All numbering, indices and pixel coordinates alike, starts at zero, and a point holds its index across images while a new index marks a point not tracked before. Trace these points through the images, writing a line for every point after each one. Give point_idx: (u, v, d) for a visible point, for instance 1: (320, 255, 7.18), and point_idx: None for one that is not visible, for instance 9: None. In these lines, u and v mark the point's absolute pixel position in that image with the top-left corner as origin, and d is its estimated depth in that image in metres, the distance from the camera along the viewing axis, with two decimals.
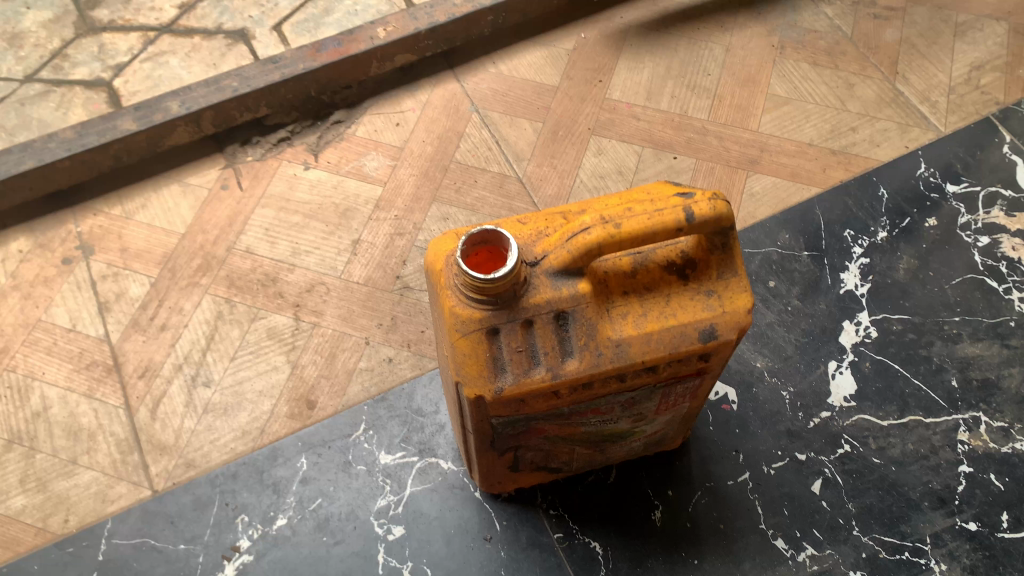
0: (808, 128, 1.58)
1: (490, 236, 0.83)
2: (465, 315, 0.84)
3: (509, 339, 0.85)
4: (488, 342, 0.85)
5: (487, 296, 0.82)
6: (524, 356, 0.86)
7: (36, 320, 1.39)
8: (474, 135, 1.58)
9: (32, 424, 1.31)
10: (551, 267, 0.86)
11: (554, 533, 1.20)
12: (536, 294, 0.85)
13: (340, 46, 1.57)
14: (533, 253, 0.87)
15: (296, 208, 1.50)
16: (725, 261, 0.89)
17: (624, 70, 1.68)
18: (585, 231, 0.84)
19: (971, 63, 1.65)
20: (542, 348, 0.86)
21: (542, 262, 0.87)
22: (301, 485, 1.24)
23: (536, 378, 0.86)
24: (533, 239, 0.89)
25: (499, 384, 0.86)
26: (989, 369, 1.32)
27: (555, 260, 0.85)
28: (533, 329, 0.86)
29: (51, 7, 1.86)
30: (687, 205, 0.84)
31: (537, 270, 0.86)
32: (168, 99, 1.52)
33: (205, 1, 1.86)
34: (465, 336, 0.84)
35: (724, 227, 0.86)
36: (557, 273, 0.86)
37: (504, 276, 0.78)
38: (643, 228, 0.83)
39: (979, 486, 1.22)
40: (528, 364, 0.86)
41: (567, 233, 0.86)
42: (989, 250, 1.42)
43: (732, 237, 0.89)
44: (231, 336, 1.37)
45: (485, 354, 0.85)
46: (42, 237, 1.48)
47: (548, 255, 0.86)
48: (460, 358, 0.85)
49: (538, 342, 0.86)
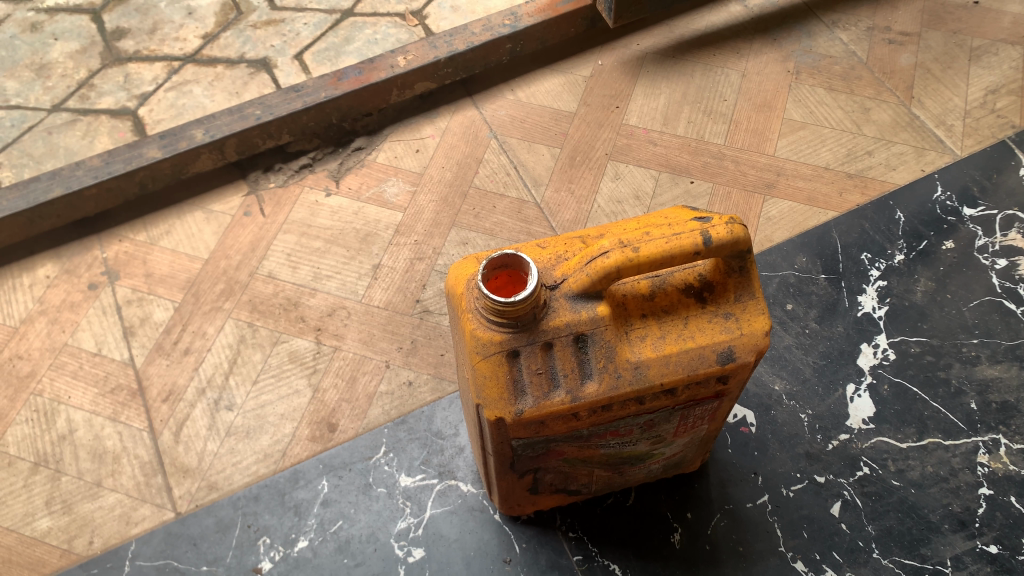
0: (824, 152, 1.59)
1: (511, 260, 0.84)
2: (485, 338, 0.85)
3: (529, 361, 0.86)
4: (509, 365, 0.86)
5: (508, 319, 0.83)
6: (544, 378, 0.87)
7: (62, 345, 1.41)
8: (492, 161, 1.60)
9: (58, 447, 1.32)
10: (570, 291, 0.87)
11: (574, 555, 1.20)
12: (556, 316, 0.87)
13: (360, 75, 1.60)
14: (553, 277, 0.89)
15: (317, 234, 1.52)
16: (743, 284, 0.90)
17: (641, 96, 1.70)
18: (603, 254, 0.85)
19: (986, 87, 1.66)
20: (562, 370, 0.87)
21: (561, 286, 0.88)
22: (322, 507, 1.25)
23: (556, 401, 0.87)
24: (553, 263, 0.90)
25: (519, 406, 0.87)
26: (1008, 392, 1.31)
27: (574, 284, 0.87)
28: (553, 351, 0.87)
29: (78, 38, 1.91)
30: (704, 229, 0.85)
31: (556, 293, 0.88)
32: (193, 127, 1.55)
33: (228, 32, 1.90)
34: (486, 359, 0.85)
35: (741, 251, 0.87)
36: (576, 296, 0.87)
37: (524, 299, 0.80)
38: (661, 252, 0.84)
39: (1000, 508, 1.22)
40: (548, 387, 0.87)
41: (586, 256, 0.87)
42: (1007, 273, 1.42)
43: (749, 260, 0.90)
44: (254, 360, 1.38)
45: (505, 376, 0.86)
46: (68, 263, 1.51)
47: (566, 278, 0.88)
48: (481, 380, 0.86)
49: (558, 364, 0.87)
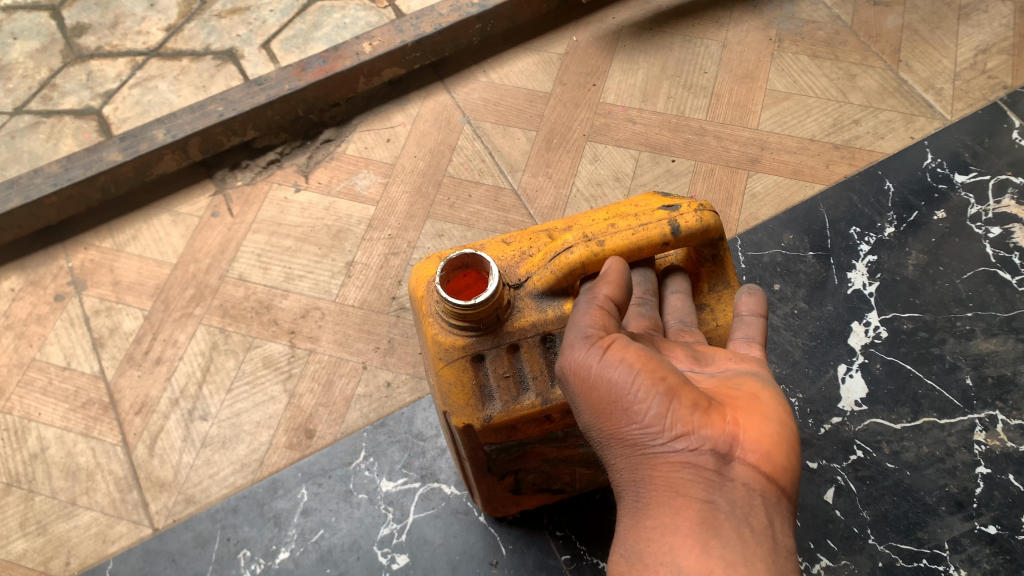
0: (809, 123, 1.54)
1: (471, 260, 0.79)
2: (447, 343, 0.80)
3: (495, 365, 0.81)
4: (474, 370, 0.81)
5: (470, 323, 0.78)
6: (512, 382, 0.81)
7: (30, 359, 1.38)
8: (466, 147, 1.55)
9: (30, 466, 1.29)
10: (534, 289, 0.83)
11: (562, 555, 1.17)
12: (520, 316, 0.82)
13: (325, 64, 1.53)
14: (517, 274, 0.84)
15: (287, 232, 1.47)
16: (717, 271, 0.87)
17: (618, 73, 1.64)
18: (567, 250, 0.81)
19: (976, 47, 1.60)
20: (531, 372, 0.82)
21: (526, 284, 0.83)
22: (303, 516, 1.21)
23: (526, 405, 0.82)
24: (517, 261, 0.85)
25: (487, 412, 0.81)
26: (1004, 365, 1.27)
27: (539, 281, 0.82)
28: (519, 353, 0.82)
29: (38, 36, 1.84)
30: (671, 218, 0.81)
31: (520, 291, 0.83)
32: (153, 127, 1.49)
33: (192, 23, 1.84)
34: (449, 365, 0.80)
35: (713, 239, 0.83)
36: (541, 294, 0.83)
37: (485, 302, 0.75)
38: (627, 244, 0.80)
39: (998, 487, 1.18)
40: (516, 390, 0.82)
41: (550, 252, 0.83)
42: (1001, 241, 1.37)
43: (722, 248, 0.85)
44: (227, 367, 1.34)
45: (471, 383, 0.81)
46: (33, 274, 1.47)
47: (531, 276, 0.83)
48: (445, 388, 0.81)
49: (526, 367, 0.82)
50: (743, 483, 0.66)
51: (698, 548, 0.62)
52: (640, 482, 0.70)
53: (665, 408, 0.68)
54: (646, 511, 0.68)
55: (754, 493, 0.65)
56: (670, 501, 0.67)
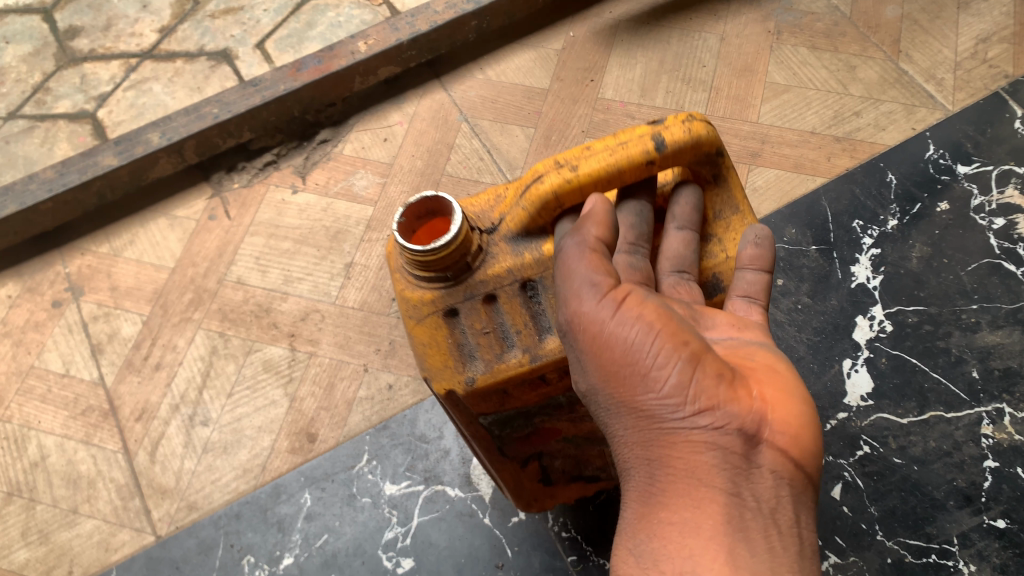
0: (809, 116, 1.53)
1: (433, 205, 0.78)
2: (416, 299, 0.78)
3: (471, 320, 0.78)
4: (448, 326, 0.78)
5: (434, 271, 0.76)
6: (493, 337, 0.77)
7: (29, 367, 1.37)
8: (465, 146, 1.54)
9: (31, 475, 1.29)
10: (508, 232, 0.80)
11: (568, 556, 1.16)
12: (495, 262, 0.79)
13: (320, 64, 1.52)
14: (490, 220, 0.83)
15: (286, 234, 1.46)
16: (719, 191, 0.81)
17: (616, 68, 1.62)
18: (540, 181, 0.78)
19: (976, 36, 1.59)
20: (513, 326, 0.78)
21: (499, 228, 0.81)
22: (306, 521, 1.21)
23: (512, 362, 0.76)
24: (491, 207, 0.84)
25: (469, 375, 0.76)
26: (1010, 357, 1.26)
27: (512, 222, 0.80)
28: (497, 304, 0.78)
29: (30, 40, 1.83)
30: (655, 131, 0.74)
31: (494, 237, 0.81)
32: (149, 130, 1.48)
33: (185, 24, 1.82)
34: (421, 323, 0.78)
35: (708, 153, 0.76)
36: (516, 236, 0.80)
37: (446, 244, 0.72)
38: (605, 169, 0.75)
39: (1007, 481, 1.17)
40: (500, 347, 0.77)
41: (522, 189, 0.80)
42: (1005, 232, 1.36)
43: (722, 165, 0.78)
44: (227, 371, 1.33)
45: (447, 341, 0.77)
46: (30, 281, 1.46)
47: (505, 220, 0.81)
48: (421, 350, 0.77)
49: (507, 321, 0.78)
50: (769, 469, 0.65)
51: (725, 542, 0.61)
52: (653, 459, 0.68)
53: (687, 376, 0.66)
54: (663, 490, 0.67)
55: (781, 481, 0.65)
56: (690, 485, 0.65)
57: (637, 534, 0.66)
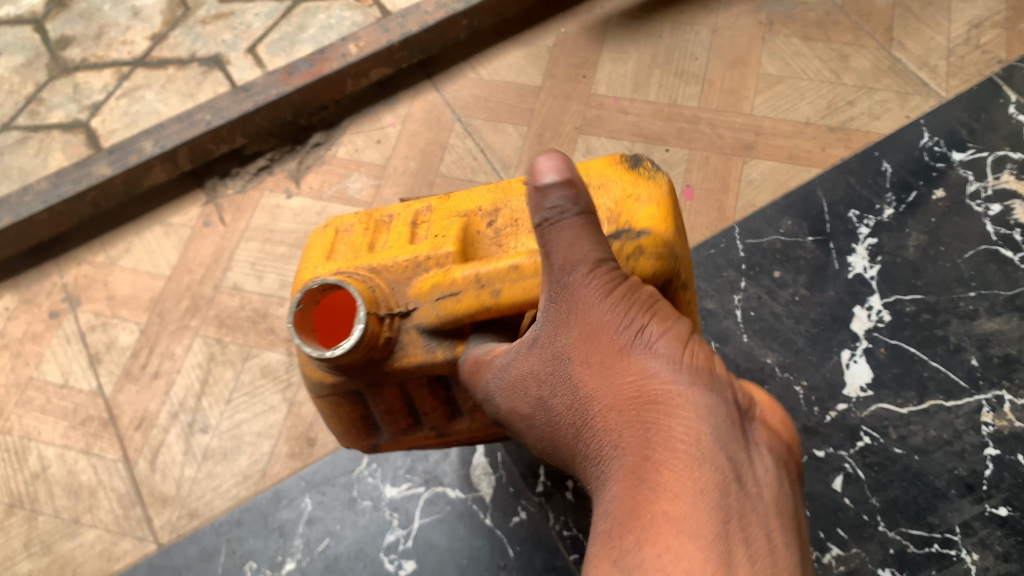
0: (803, 107, 1.52)
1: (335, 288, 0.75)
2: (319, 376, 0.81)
3: (376, 400, 0.85)
4: (354, 402, 0.85)
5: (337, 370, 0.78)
6: (397, 415, 0.87)
7: (28, 379, 1.37)
8: (458, 145, 1.53)
9: (32, 486, 1.29)
10: (420, 323, 0.78)
11: (569, 555, 1.15)
12: (404, 355, 0.79)
13: (311, 67, 1.52)
14: (404, 299, 0.79)
15: (281, 239, 1.46)
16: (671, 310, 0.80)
17: (608, 63, 1.62)
18: (458, 298, 0.76)
19: (969, 22, 1.58)
20: (420, 408, 0.87)
21: (413, 314, 0.78)
22: (307, 526, 1.20)
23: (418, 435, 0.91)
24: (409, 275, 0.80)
25: (374, 440, 0.91)
26: (1009, 344, 1.26)
27: (426, 318, 0.78)
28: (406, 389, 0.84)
29: (22, 50, 1.83)
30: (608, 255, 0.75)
31: (407, 321, 0.78)
32: (141, 138, 1.48)
33: (177, 30, 1.82)
34: (326, 398, 0.84)
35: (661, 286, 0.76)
36: (428, 331, 0.79)
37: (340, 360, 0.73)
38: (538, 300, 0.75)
39: (1008, 468, 1.17)
40: (404, 421, 0.88)
41: (441, 286, 0.77)
42: (1002, 218, 1.35)
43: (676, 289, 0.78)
44: (225, 378, 1.33)
45: (351, 414, 0.86)
46: (27, 292, 1.46)
47: (419, 306, 0.78)
48: (329, 417, 0.87)
49: (415, 402, 0.86)
50: (768, 460, 0.58)
51: (723, 498, 0.52)
52: (641, 434, 0.59)
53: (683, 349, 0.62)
54: (654, 462, 0.56)
55: (780, 473, 0.57)
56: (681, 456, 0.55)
57: (629, 534, 0.52)
